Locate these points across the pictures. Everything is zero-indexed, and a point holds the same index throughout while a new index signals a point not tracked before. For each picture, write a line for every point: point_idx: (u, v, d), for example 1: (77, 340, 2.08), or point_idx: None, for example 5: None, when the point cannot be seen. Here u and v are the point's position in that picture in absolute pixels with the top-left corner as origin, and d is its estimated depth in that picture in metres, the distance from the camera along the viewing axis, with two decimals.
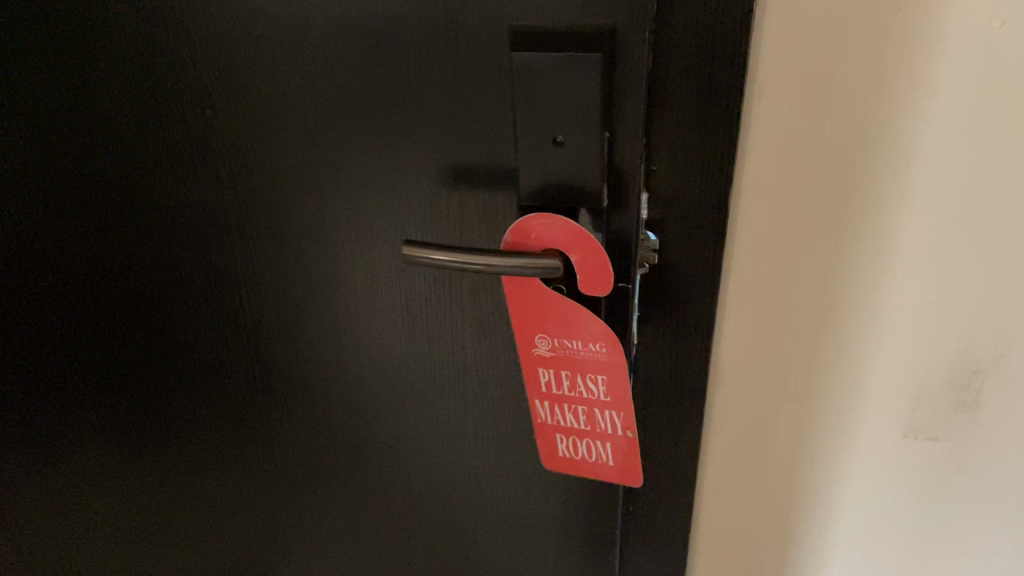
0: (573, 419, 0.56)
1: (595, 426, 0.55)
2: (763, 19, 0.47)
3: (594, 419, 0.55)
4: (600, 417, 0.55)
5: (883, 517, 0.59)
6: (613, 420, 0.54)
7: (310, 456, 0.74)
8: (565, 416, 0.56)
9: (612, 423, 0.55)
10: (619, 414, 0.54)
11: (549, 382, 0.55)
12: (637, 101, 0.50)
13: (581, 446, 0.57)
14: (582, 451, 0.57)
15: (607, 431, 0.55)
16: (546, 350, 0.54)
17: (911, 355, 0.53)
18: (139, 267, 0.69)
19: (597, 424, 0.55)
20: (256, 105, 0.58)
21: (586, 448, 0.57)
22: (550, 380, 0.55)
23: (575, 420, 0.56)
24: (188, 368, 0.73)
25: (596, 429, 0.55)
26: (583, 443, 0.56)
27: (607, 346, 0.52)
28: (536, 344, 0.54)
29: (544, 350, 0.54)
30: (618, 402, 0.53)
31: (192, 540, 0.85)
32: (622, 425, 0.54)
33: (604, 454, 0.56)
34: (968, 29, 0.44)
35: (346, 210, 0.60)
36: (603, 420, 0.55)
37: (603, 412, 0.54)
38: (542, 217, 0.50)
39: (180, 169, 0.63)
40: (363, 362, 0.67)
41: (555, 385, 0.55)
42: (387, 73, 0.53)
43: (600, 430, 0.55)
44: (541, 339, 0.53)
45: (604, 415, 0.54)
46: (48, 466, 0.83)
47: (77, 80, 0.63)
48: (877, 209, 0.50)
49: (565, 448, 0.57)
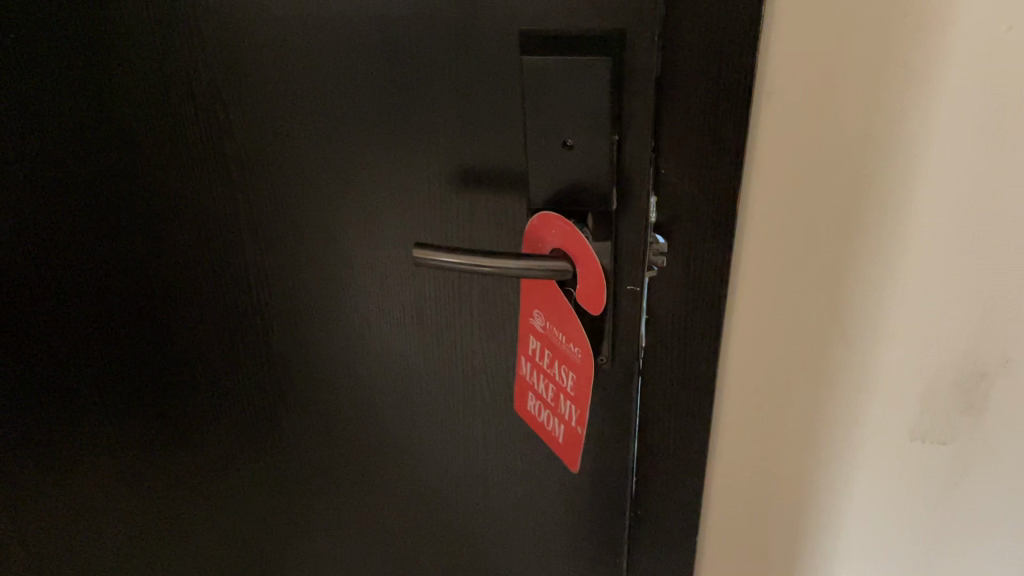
0: (545, 390, 0.60)
1: (558, 406, 0.59)
2: (771, 23, 0.50)
3: (559, 400, 0.59)
4: (563, 403, 0.58)
5: (894, 498, 0.62)
6: (570, 410, 0.58)
7: (322, 441, 0.79)
8: (541, 383, 0.60)
9: (568, 412, 0.58)
10: (575, 409, 0.57)
11: (536, 351, 0.59)
12: (647, 105, 0.50)
13: (544, 413, 0.61)
14: (545, 415, 0.61)
15: (564, 416, 0.59)
16: (540, 325, 0.58)
17: (919, 353, 0.56)
18: (160, 261, 0.74)
19: (560, 406, 0.59)
20: (282, 104, 0.62)
21: (547, 416, 0.61)
22: (537, 350, 0.59)
23: (546, 392, 0.60)
24: (216, 349, 0.78)
25: (558, 408, 0.59)
26: (547, 411, 0.61)
27: (580, 352, 0.54)
28: (533, 316, 0.58)
29: (538, 324, 0.58)
30: (576, 399, 0.56)
31: (209, 517, 0.90)
32: (575, 419, 0.57)
33: (558, 429, 0.60)
34: (970, 39, 0.46)
35: (366, 205, 0.63)
36: (564, 407, 0.58)
37: (566, 400, 0.58)
38: (563, 220, 0.53)
39: (197, 171, 0.68)
40: (381, 348, 0.70)
41: (539, 356, 0.59)
42: (395, 81, 0.57)
43: (560, 412, 0.59)
44: (538, 315, 0.57)
45: (564, 403, 0.58)
46: (84, 437, 0.88)
47: (114, 76, 0.66)
48: (885, 209, 0.53)
49: (534, 406, 0.62)
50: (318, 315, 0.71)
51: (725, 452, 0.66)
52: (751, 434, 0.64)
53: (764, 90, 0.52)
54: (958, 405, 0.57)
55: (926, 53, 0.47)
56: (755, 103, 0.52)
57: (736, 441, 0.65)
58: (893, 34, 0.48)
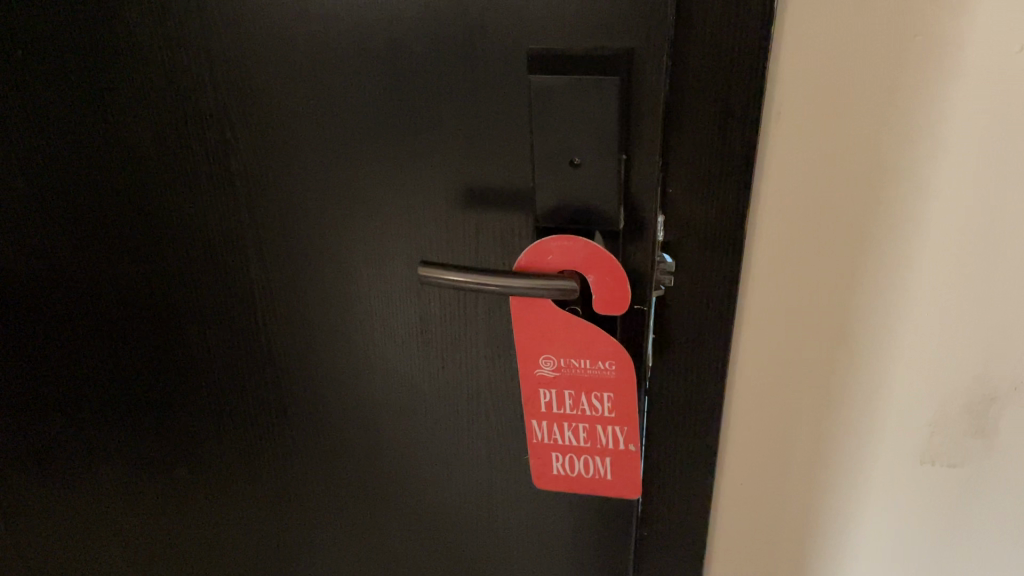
0: (574, 436, 0.60)
1: (596, 441, 0.59)
2: (780, 45, 0.49)
3: (596, 434, 0.59)
4: (603, 433, 0.59)
5: (904, 520, 0.62)
6: (616, 434, 0.58)
7: (324, 459, 0.78)
8: (565, 433, 0.60)
9: (614, 436, 0.59)
10: (623, 428, 0.58)
11: (553, 401, 0.58)
12: (655, 125, 0.50)
13: (579, 461, 0.61)
14: (580, 465, 0.61)
15: (608, 445, 0.59)
16: (552, 371, 0.57)
17: (929, 377, 0.56)
18: (162, 277, 0.74)
19: (599, 439, 0.59)
20: (286, 120, 0.62)
21: (585, 462, 0.61)
22: (553, 400, 0.58)
23: (576, 438, 0.60)
24: (220, 366, 0.77)
25: (597, 443, 0.59)
26: (582, 457, 0.61)
27: (616, 363, 0.55)
28: (541, 366, 0.57)
29: (549, 371, 0.57)
30: (622, 417, 0.57)
31: (208, 534, 0.90)
32: (625, 438, 0.59)
33: (603, 466, 0.61)
34: (985, 61, 0.47)
35: (371, 222, 0.63)
36: (605, 435, 0.59)
37: (608, 426, 0.58)
38: (562, 238, 0.52)
39: (200, 186, 0.68)
40: (385, 366, 0.70)
41: (558, 404, 0.58)
42: (401, 99, 0.56)
43: (602, 444, 0.59)
44: (545, 360, 0.56)
45: (608, 430, 0.58)
46: (88, 452, 0.88)
47: (120, 92, 0.66)
48: (895, 233, 0.52)
49: (563, 462, 0.61)
50: (322, 332, 0.71)
51: (733, 476, 0.65)
52: (760, 457, 0.64)
53: (773, 108, 0.51)
54: (969, 428, 0.57)
55: (941, 74, 0.47)
56: (764, 122, 0.52)
57: (743, 463, 0.64)
58: (907, 55, 0.47)
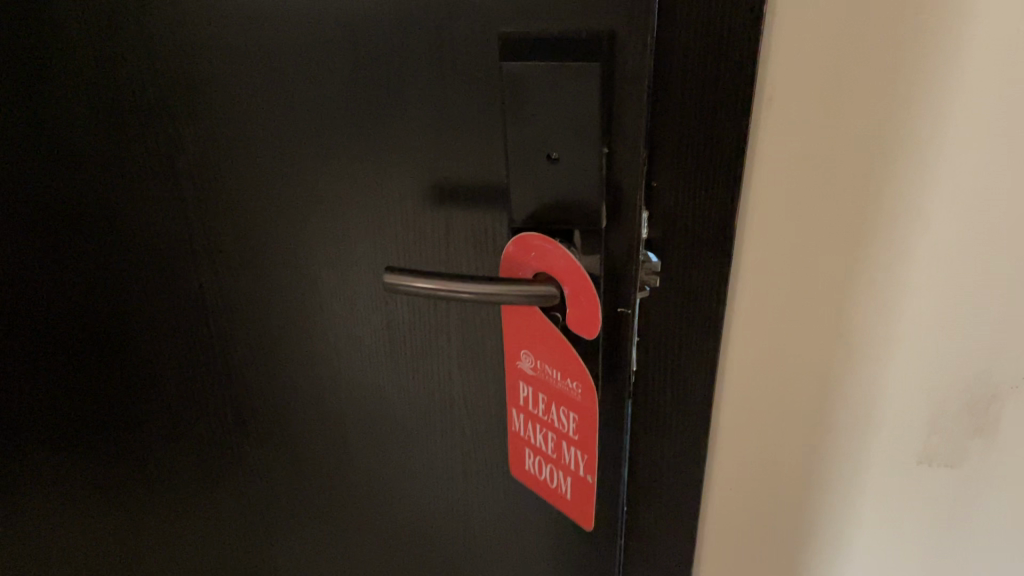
0: (543, 442, 0.56)
1: (560, 456, 0.55)
2: (773, 24, 0.46)
3: (561, 450, 0.55)
4: (566, 451, 0.54)
5: (902, 522, 0.59)
6: (576, 459, 0.54)
7: (287, 467, 0.74)
8: (536, 435, 0.56)
9: (574, 460, 0.54)
10: (583, 455, 0.53)
11: (527, 399, 0.55)
12: (639, 115, 0.45)
13: (546, 468, 0.57)
14: (546, 471, 0.57)
15: (570, 467, 0.55)
16: (530, 368, 0.54)
17: (928, 375, 0.53)
18: (106, 280, 0.69)
19: (563, 456, 0.55)
20: (237, 110, 0.57)
21: (550, 472, 0.57)
22: (528, 398, 0.55)
23: (545, 444, 0.56)
24: (175, 375, 0.72)
25: (561, 460, 0.55)
26: (548, 466, 0.56)
27: (582, 387, 0.51)
28: (521, 359, 0.54)
29: (528, 367, 0.54)
30: (583, 443, 0.52)
31: (164, 547, 0.85)
32: (584, 467, 0.53)
33: (565, 484, 0.56)
34: (988, 40, 0.43)
35: (332, 221, 0.59)
36: (568, 455, 0.54)
37: (570, 448, 0.54)
38: (543, 238, 0.49)
39: (144, 182, 0.63)
40: (349, 372, 0.66)
41: (532, 403, 0.55)
42: (361, 88, 0.52)
43: (564, 463, 0.55)
44: (526, 356, 0.53)
45: (569, 451, 0.54)
46: (32, 465, 0.82)
47: (55, 81, 0.61)
48: (892, 224, 0.49)
49: (533, 462, 0.58)
50: (283, 338, 0.66)
51: (723, 478, 0.62)
52: (749, 463, 0.61)
53: (764, 97, 0.48)
54: (969, 426, 0.54)
55: (943, 57, 0.44)
56: (755, 108, 0.48)
57: (732, 469, 0.62)
58: (904, 37, 0.44)
